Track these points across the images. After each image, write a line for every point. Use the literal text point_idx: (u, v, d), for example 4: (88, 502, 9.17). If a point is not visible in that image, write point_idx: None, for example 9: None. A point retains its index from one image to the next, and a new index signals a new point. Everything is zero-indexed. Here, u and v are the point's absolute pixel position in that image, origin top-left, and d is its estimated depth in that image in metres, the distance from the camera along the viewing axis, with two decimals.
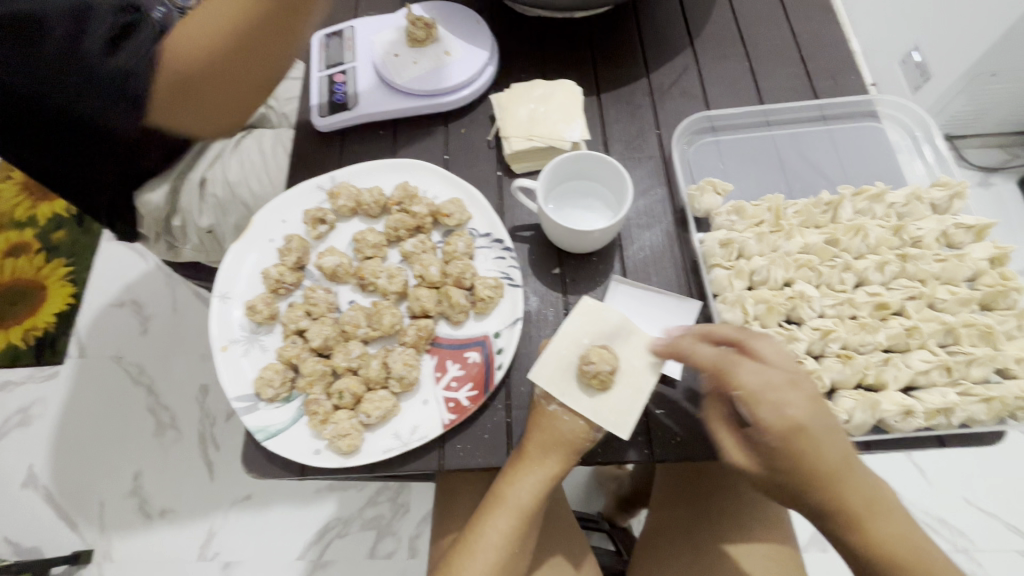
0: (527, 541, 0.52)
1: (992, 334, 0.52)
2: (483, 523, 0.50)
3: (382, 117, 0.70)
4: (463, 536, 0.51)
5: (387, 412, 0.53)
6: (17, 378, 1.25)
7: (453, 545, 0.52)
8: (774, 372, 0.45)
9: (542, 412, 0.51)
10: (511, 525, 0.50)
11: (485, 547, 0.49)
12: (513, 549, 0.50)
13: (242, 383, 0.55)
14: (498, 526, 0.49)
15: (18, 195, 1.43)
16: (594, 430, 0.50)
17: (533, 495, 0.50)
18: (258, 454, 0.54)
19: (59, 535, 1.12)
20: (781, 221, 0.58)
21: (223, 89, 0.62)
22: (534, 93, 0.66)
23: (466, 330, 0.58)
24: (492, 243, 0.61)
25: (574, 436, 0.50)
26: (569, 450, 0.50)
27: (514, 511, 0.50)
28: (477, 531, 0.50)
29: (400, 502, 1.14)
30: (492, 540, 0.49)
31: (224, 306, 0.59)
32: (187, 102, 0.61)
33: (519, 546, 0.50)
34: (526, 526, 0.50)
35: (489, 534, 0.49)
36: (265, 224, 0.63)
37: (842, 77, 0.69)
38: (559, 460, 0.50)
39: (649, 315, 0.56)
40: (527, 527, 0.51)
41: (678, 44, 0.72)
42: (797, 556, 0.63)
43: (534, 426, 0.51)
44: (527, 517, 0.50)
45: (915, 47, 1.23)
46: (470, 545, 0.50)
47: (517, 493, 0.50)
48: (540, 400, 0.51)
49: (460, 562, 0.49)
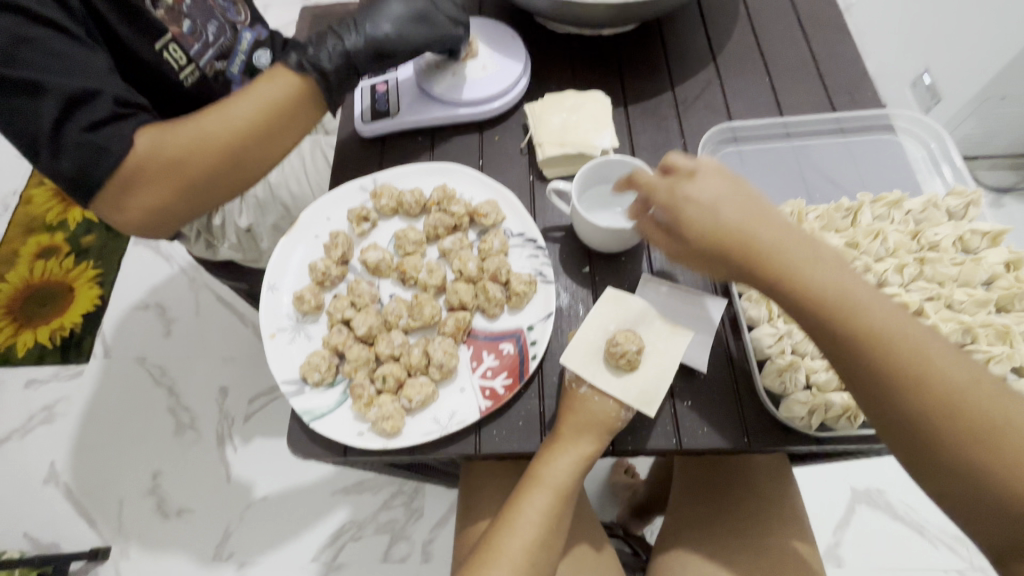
0: (561, 522, 0.54)
1: (1009, 334, 0.54)
2: (520, 501, 0.53)
3: (420, 125, 0.74)
4: (502, 514, 0.53)
5: (427, 398, 0.56)
6: (43, 376, 1.29)
7: (489, 526, 0.54)
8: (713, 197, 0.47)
9: (574, 395, 0.54)
10: (549, 501, 0.52)
11: (524, 523, 0.51)
12: (549, 527, 0.52)
13: (289, 368, 0.59)
14: (537, 501, 0.52)
15: (52, 201, 1.49)
16: (623, 411, 0.53)
17: (569, 474, 0.52)
18: (303, 435, 0.57)
19: (77, 531, 1.14)
20: (803, 225, 0.61)
21: (185, 193, 0.63)
22: (566, 103, 0.70)
23: (500, 323, 0.61)
24: (525, 243, 0.64)
25: (607, 418, 0.52)
26: (603, 430, 0.52)
27: (551, 490, 0.52)
28: (514, 510, 0.52)
29: (414, 506, 1.15)
30: (530, 516, 0.52)
31: (273, 296, 0.63)
32: (131, 210, 0.62)
33: (554, 524, 0.52)
34: (561, 503, 0.53)
35: (528, 511, 0.52)
36: (312, 221, 0.67)
37: (858, 93, 0.72)
38: (595, 438, 0.52)
39: (678, 309, 0.58)
40: (563, 505, 0.54)
41: (700, 60, 0.76)
42: (811, 556, 0.65)
43: (569, 407, 0.53)
44: (563, 494, 0.53)
45: (926, 70, 1.26)
46: (510, 521, 0.52)
47: (553, 473, 0.52)
48: (574, 383, 0.54)
49: (499, 541, 0.51)
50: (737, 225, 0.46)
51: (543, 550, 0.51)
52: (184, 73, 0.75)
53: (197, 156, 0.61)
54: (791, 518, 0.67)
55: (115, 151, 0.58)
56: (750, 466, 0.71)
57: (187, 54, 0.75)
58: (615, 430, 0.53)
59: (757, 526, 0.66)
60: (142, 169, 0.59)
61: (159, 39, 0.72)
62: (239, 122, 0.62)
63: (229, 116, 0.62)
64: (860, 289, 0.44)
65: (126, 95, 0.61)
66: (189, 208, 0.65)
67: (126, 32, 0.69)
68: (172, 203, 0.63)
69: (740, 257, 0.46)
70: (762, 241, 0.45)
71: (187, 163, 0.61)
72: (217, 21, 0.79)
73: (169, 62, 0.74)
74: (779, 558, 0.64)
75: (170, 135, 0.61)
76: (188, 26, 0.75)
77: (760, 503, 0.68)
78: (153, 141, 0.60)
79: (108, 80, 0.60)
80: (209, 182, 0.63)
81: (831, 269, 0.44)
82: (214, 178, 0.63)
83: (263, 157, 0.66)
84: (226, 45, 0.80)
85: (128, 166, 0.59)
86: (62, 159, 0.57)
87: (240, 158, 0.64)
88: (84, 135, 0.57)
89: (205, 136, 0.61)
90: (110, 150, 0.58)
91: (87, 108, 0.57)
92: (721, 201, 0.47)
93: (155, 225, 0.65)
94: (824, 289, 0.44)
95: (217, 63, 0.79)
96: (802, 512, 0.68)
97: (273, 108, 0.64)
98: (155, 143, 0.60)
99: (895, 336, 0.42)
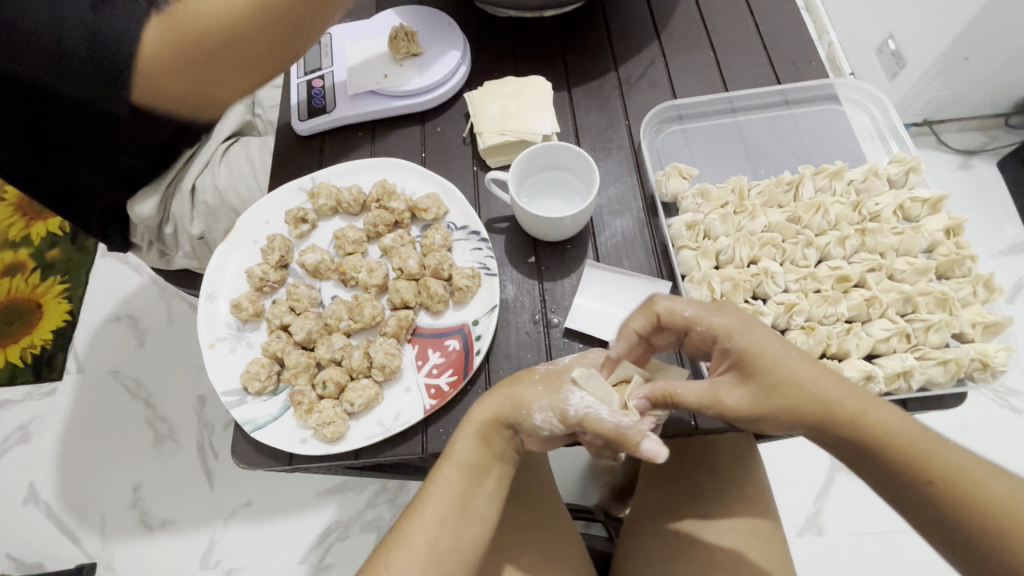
0: (479, 505, 0.51)
1: (947, 301, 0.54)
2: (428, 479, 0.51)
3: (359, 120, 0.72)
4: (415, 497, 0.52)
5: (370, 400, 0.55)
6: (16, 396, 1.26)
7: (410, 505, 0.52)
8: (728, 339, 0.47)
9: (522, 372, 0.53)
10: (453, 477, 0.50)
11: (430, 502, 0.50)
12: (460, 506, 0.50)
13: (230, 378, 0.57)
14: (443, 478, 0.50)
15: (12, 216, 1.45)
16: (532, 410, 0.49)
17: (472, 446, 0.51)
18: (247, 445, 0.56)
19: (61, 549, 1.13)
20: (744, 202, 0.61)
21: (237, 52, 0.60)
22: (506, 90, 0.68)
23: (445, 319, 0.60)
24: (469, 236, 0.63)
25: (519, 397, 0.50)
26: (508, 403, 0.50)
27: (459, 466, 0.51)
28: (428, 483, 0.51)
29: (399, 502, 1.14)
30: (438, 494, 0.50)
31: (210, 305, 0.61)
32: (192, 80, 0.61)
33: (466, 503, 0.50)
34: (469, 480, 0.51)
35: (438, 487, 0.50)
36: (249, 225, 0.65)
37: (803, 63, 0.71)
38: (495, 407, 0.51)
39: (620, 298, 0.59)
40: (478, 483, 0.51)
41: (644, 38, 0.75)
42: (777, 530, 0.65)
43: (513, 381, 0.53)
44: (473, 472, 0.51)
45: (890, 36, 1.24)
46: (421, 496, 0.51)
47: (459, 448, 0.51)
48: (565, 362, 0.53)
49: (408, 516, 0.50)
50: (782, 356, 0.46)
51: (454, 531, 0.49)
52: None
53: (238, 16, 0.57)
54: (757, 494, 0.67)
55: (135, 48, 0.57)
56: (714, 446, 0.69)
57: None
58: (517, 421, 0.50)
59: (723, 504, 0.66)
60: (190, 27, 0.57)
61: None
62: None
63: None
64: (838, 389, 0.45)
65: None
66: (216, 86, 0.62)
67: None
68: (198, 82, 0.61)
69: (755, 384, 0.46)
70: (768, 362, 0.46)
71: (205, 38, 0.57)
72: None
73: None
74: (745, 535, 0.63)
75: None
76: None
77: (725, 482, 0.67)
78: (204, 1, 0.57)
79: None
80: (259, 39, 0.59)
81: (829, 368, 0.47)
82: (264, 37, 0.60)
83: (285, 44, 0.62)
84: None
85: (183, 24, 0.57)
86: (86, 78, 0.59)
87: (281, 17, 0.59)
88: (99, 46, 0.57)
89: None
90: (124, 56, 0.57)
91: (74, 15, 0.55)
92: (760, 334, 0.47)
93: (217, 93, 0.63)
94: (803, 400, 0.45)
95: None
96: (768, 487, 0.68)
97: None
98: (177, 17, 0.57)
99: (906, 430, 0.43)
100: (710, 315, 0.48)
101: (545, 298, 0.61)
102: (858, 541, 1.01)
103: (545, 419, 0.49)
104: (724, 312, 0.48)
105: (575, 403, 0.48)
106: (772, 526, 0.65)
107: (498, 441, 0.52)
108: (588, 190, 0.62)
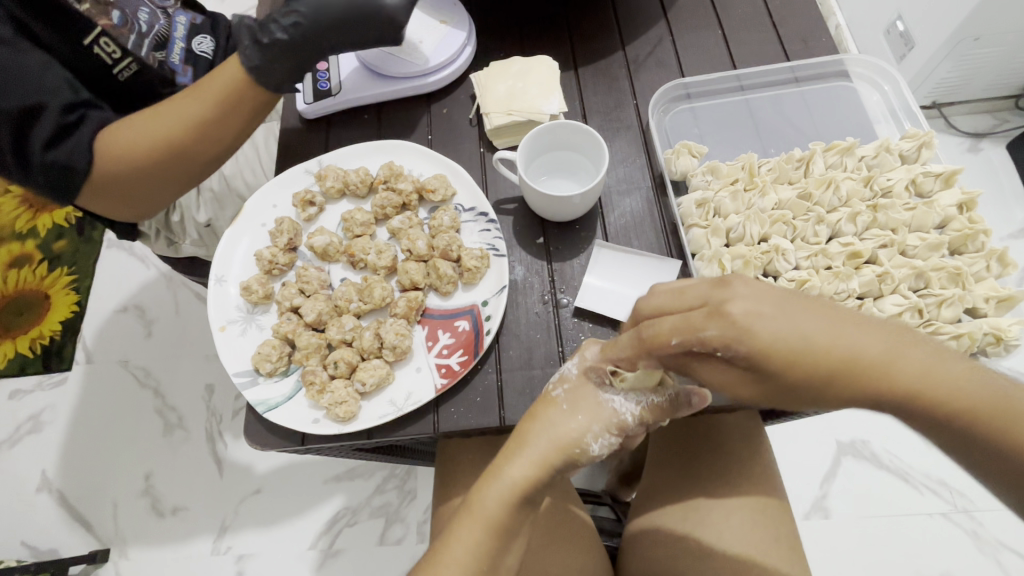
0: (503, 555, 0.48)
1: (961, 275, 0.54)
2: (450, 535, 0.48)
3: (365, 102, 0.71)
4: (434, 546, 0.48)
5: (382, 380, 0.55)
6: (26, 387, 1.27)
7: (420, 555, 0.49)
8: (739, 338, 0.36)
9: (546, 398, 0.50)
10: (479, 537, 0.46)
11: (452, 560, 0.46)
12: (482, 562, 0.47)
13: (241, 360, 0.58)
14: (464, 534, 0.47)
15: (18, 207, 1.44)
16: (588, 444, 0.47)
17: (503, 502, 0.47)
18: (259, 427, 0.56)
19: (75, 536, 1.15)
20: (754, 178, 0.61)
21: (164, 181, 0.62)
22: (513, 70, 0.68)
23: (454, 301, 0.60)
24: (477, 217, 0.63)
25: (562, 438, 0.47)
26: (552, 451, 0.47)
27: (480, 523, 0.47)
28: (445, 541, 0.48)
29: (407, 488, 1.15)
30: (458, 554, 0.46)
31: (220, 288, 0.61)
32: (118, 203, 0.62)
33: (489, 558, 0.47)
34: (496, 539, 0.47)
35: (455, 546, 0.47)
36: (257, 209, 0.65)
37: (813, 40, 0.70)
38: (533, 467, 0.47)
39: (630, 278, 0.59)
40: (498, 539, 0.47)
41: (650, 17, 0.74)
42: (784, 509, 0.65)
43: (538, 412, 0.49)
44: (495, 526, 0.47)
45: (898, 17, 1.21)
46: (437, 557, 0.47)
47: (483, 501, 0.47)
48: (574, 372, 0.51)
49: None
50: (796, 355, 0.36)
51: None
52: (119, 68, 0.68)
53: (163, 156, 0.59)
54: (764, 473, 0.67)
55: (81, 167, 0.56)
56: (720, 425, 0.70)
57: (122, 47, 0.68)
58: (576, 458, 0.48)
59: (731, 484, 0.66)
60: (112, 175, 0.58)
61: (88, 34, 0.65)
62: (195, 118, 0.59)
63: (184, 109, 0.58)
64: (895, 364, 0.35)
65: (69, 96, 0.57)
66: (164, 197, 0.64)
67: (43, 31, 0.62)
68: (138, 190, 0.61)
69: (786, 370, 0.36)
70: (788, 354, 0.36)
71: (141, 164, 0.58)
72: (146, 7, 0.73)
73: (101, 57, 0.67)
74: (754, 513, 0.63)
75: (130, 137, 0.57)
76: (118, 17, 0.68)
77: (732, 461, 0.67)
78: (118, 142, 0.57)
79: (50, 84, 0.56)
80: (183, 170, 0.62)
81: (869, 327, 0.37)
82: (188, 167, 0.62)
83: (224, 142, 0.62)
84: (160, 33, 0.73)
85: (104, 169, 0.57)
86: (35, 177, 0.56)
87: (207, 151, 0.61)
88: (49, 152, 0.55)
89: (168, 135, 0.58)
90: (76, 166, 0.56)
91: (37, 124, 0.54)
92: (773, 320, 0.36)
93: (144, 210, 0.65)
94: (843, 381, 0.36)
95: (157, 53, 0.72)
96: (776, 468, 0.68)
97: (230, 104, 0.60)
98: (110, 146, 0.57)
99: (952, 388, 0.35)
100: (698, 324, 0.36)
101: (554, 278, 0.61)
102: (862, 523, 1.01)
103: (602, 441, 0.48)
104: (723, 316, 0.36)
105: (623, 408, 0.47)
106: (780, 505, 0.65)
107: (526, 496, 0.48)
108: (597, 172, 0.62)
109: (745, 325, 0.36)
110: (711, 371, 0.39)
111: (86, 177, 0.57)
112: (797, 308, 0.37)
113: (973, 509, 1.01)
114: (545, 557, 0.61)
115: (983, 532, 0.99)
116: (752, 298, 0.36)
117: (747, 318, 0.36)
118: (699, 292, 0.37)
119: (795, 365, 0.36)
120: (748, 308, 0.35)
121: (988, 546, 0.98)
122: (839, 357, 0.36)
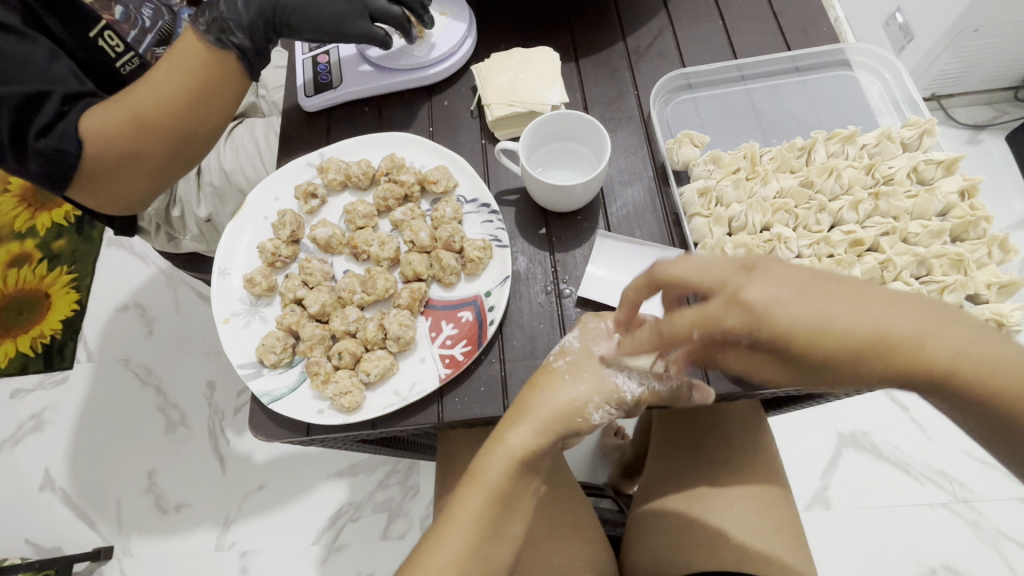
0: (506, 526, 0.48)
1: (963, 262, 0.55)
2: (454, 504, 0.48)
3: (365, 95, 0.71)
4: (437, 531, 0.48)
5: (386, 370, 0.55)
6: (28, 386, 1.27)
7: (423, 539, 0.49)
8: (763, 327, 0.35)
9: (546, 368, 0.50)
10: (480, 506, 0.47)
11: (454, 543, 0.46)
12: (485, 532, 0.47)
13: (244, 351, 0.58)
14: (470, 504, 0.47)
15: (17, 207, 1.44)
16: (589, 413, 0.48)
17: (509, 477, 0.47)
18: (264, 418, 0.56)
19: (78, 533, 1.15)
20: (756, 167, 0.61)
21: (148, 165, 0.59)
22: (513, 61, 0.68)
23: (457, 292, 0.60)
24: (479, 208, 0.63)
25: (560, 408, 0.48)
26: (552, 418, 0.48)
27: (484, 491, 0.47)
28: (448, 514, 0.48)
29: (409, 483, 1.15)
30: (461, 521, 0.47)
31: (224, 281, 0.61)
32: (110, 192, 0.61)
33: (491, 528, 0.47)
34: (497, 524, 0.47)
35: (460, 517, 0.47)
36: (259, 201, 0.65)
37: (814, 29, 0.70)
38: (536, 435, 0.48)
39: (633, 266, 0.59)
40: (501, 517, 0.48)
41: (651, 8, 0.73)
42: (786, 497, 0.65)
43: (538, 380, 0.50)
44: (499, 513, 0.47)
45: (898, 9, 1.21)
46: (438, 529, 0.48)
47: (488, 473, 0.47)
48: (577, 344, 0.50)
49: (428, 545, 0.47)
50: (825, 342, 0.35)
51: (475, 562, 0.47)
52: (122, 61, 0.69)
53: (143, 135, 0.57)
54: (765, 462, 0.67)
55: (70, 151, 0.55)
56: (722, 416, 0.70)
57: (124, 42, 0.69)
58: (577, 427, 0.48)
59: (734, 474, 0.66)
60: (99, 158, 0.56)
61: (92, 27, 0.65)
62: (168, 92, 0.56)
63: (157, 84, 0.56)
64: (931, 344, 0.34)
65: (74, 87, 0.57)
66: (153, 183, 0.62)
67: (53, 23, 0.62)
68: (124, 177, 0.59)
69: (816, 355, 0.36)
70: (817, 342, 0.35)
71: (122, 146, 0.56)
72: (151, 5, 0.76)
73: (105, 50, 0.67)
74: (756, 503, 0.64)
75: (109, 117, 0.56)
76: (120, 12, 0.71)
77: (734, 451, 0.68)
78: (98, 123, 0.55)
79: (55, 75, 0.57)
80: (164, 153, 0.59)
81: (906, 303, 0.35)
82: (169, 149, 0.59)
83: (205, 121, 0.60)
84: (164, 29, 0.76)
85: (89, 153, 0.56)
86: (28, 164, 0.55)
87: (186, 129, 0.59)
88: (41, 139, 0.54)
89: (141, 110, 0.56)
90: (67, 150, 0.54)
91: (37, 112, 0.54)
92: (795, 305, 0.35)
93: (136, 197, 0.63)
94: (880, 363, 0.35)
95: (158, 49, 0.75)
96: (777, 456, 0.68)
97: (200, 75, 0.57)
98: (90, 128, 0.55)
99: (987, 364, 0.34)
100: (718, 314, 0.36)
101: (557, 269, 0.61)
102: (863, 513, 1.02)
103: (602, 411, 0.48)
104: (741, 304, 0.35)
105: (628, 385, 0.47)
106: (783, 493, 0.65)
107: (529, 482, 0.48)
108: (598, 162, 0.62)
109: (765, 312, 0.35)
110: (731, 356, 0.40)
111: (75, 163, 0.55)
112: (823, 289, 0.36)
113: (973, 500, 1.01)
114: (549, 547, 0.62)
115: (983, 522, 0.99)
116: (773, 285, 0.35)
117: (768, 305, 0.35)
118: (717, 275, 0.37)
119: (819, 350, 0.35)
120: (766, 296, 0.35)
121: (989, 536, 0.99)
122: (881, 349, 0.35)
